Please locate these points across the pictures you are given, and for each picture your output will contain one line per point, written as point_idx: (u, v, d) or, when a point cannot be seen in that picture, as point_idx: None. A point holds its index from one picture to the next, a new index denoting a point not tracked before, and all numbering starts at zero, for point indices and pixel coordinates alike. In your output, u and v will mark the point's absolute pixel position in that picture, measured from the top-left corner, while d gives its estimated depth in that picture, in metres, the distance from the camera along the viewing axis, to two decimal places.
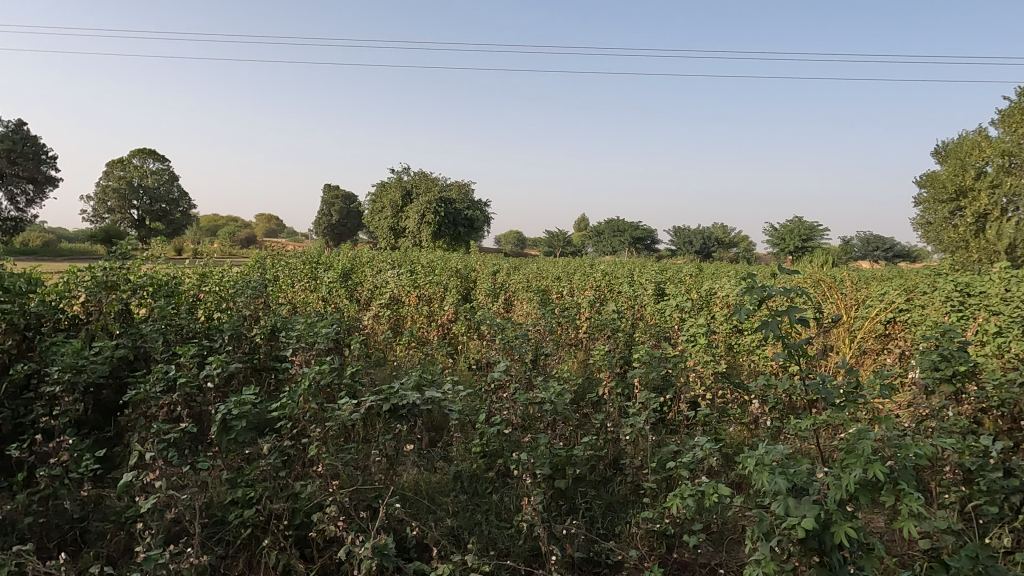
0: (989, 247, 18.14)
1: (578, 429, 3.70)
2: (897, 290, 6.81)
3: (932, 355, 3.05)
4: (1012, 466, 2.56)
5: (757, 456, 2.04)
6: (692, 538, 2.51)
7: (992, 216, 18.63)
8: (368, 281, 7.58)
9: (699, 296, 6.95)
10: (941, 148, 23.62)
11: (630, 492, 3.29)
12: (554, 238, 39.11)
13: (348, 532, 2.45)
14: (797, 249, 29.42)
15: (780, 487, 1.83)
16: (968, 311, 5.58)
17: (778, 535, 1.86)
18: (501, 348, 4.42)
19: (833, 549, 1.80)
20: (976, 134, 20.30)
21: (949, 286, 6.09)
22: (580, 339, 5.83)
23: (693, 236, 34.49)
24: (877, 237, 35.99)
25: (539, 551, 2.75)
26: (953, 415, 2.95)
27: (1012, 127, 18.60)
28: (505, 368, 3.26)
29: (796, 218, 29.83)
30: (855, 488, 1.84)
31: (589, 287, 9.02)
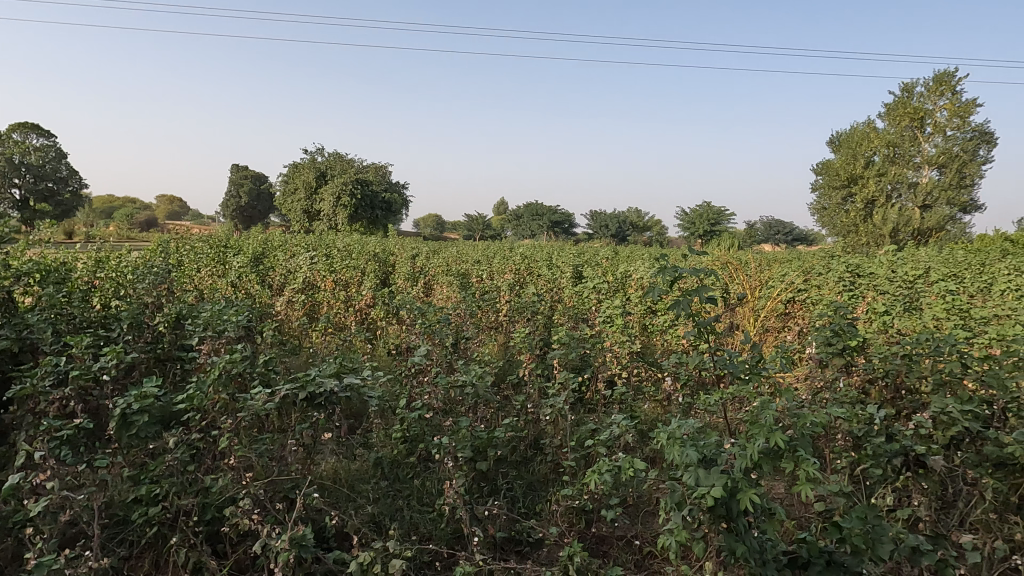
0: (876, 231, 20.02)
1: (499, 411, 3.72)
2: (795, 271, 7.25)
3: (826, 331, 3.29)
4: (893, 432, 2.78)
5: (669, 431, 2.14)
6: (609, 512, 2.60)
7: (879, 203, 20.44)
8: (281, 266, 7.32)
9: (615, 278, 7.12)
10: (835, 139, 25.56)
11: (550, 470, 3.34)
12: (473, 222, 39.12)
13: (263, 524, 2.38)
14: (706, 234, 30.71)
15: (691, 460, 1.92)
16: (857, 290, 5.99)
17: (689, 505, 1.96)
18: (421, 332, 4.37)
19: (739, 516, 1.91)
20: (866, 125, 21.98)
21: (840, 268, 6.53)
22: (500, 322, 5.86)
23: (608, 219, 35.30)
24: (778, 222, 38.32)
25: (461, 533, 2.78)
26: (844, 386, 3.18)
27: (897, 120, 20.73)
28: (425, 352, 3.25)
29: (705, 204, 31.27)
30: (759, 457, 1.95)
31: (508, 272, 9.08)
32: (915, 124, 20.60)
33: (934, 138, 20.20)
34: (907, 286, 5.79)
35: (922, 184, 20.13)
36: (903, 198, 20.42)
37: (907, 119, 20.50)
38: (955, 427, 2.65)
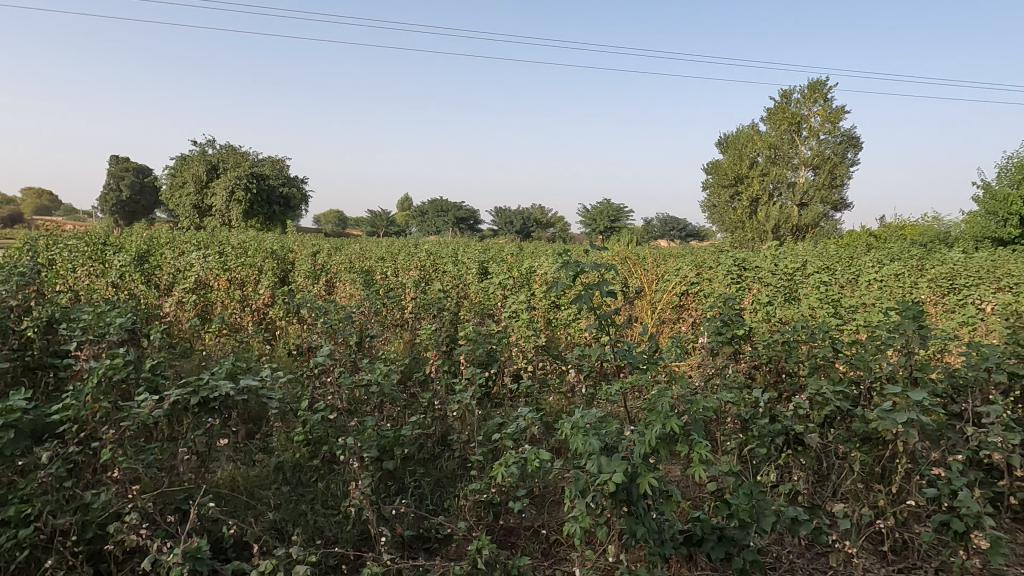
0: (760, 227, 21.39)
1: (406, 409, 3.68)
2: (689, 266, 7.62)
3: (716, 321, 3.49)
4: (776, 413, 3.00)
5: (573, 421, 2.20)
6: (517, 503, 2.64)
7: (762, 201, 21.91)
8: (169, 265, 6.87)
9: (520, 273, 7.21)
10: (723, 141, 27.14)
11: (458, 466, 3.35)
12: (377, 218, 38.36)
13: (153, 539, 2.24)
14: (607, 230, 31.74)
15: (594, 448, 2.00)
16: (744, 282, 6.39)
17: (593, 492, 2.03)
18: (324, 332, 4.24)
19: (639, 499, 2.01)
20: (750, 128, 23.49)
21: (729, 262, 6.95)
22: (406, 320, 5.79)
23: (513, 216, 35.66)
24: (673, 218, 40.20)
25: (368, 534, 2.74)
26: (733, 372, 3.39)
27: (778, 123, 22.30)
28: (328, 352, 3.16)
29: (605, 201, 32.26)
30: (656, 442, 2.05)
31: (413, 269, 8.98)
32: (793, 128, 22.27)
33: (809, 142, 21.92)
34: (786, 279, 6.25)
35: (800, 184, 21.80)
36: (784, 197, 21.96)
37: (786, 124, 22.17)
38: (828, 407, 2.90)
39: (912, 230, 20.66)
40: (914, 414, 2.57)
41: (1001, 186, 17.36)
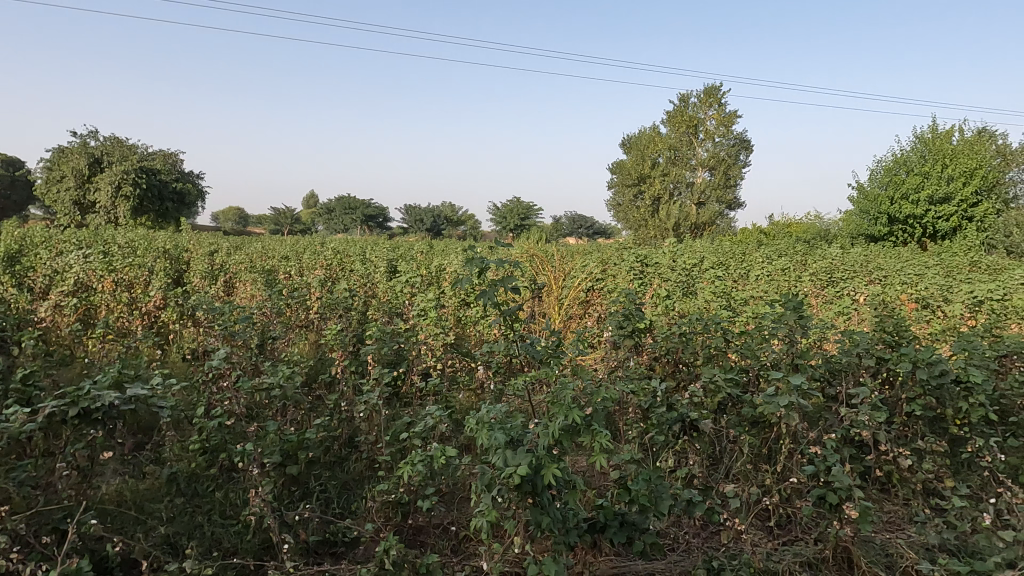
0: (662, 225, 22.32)
1: (311, 412, 3.57)
2: (594, 263, 7.85)
3: (618, 315, 3.62)
4: (672, 402, 3.15)
5: (479, 416, 2.22)
6: (426, 501, 2.64)
7: (664, 199, 22.85)
8: (45, 266, 6.31)
9: (429, 271, 7.16)
10: (627, 141, 28.06)
11: (366, 467, 3.29)
12: (280, 215, 36.89)
13: (27, 563, 2.07)
14: (517, 228, 32.08)
15: (499, 442, 2.03)
16: (646, 277, 6.66)
17: (499, 486, 2.06)
18: (221, 334, 4.03)
19: (544, 490, 2.06)
20: (652, 130, 24.44)
21: (632, 259, 7.21)
22: (311, 320, 5.61)
23: (423, 213, 35.32)
24: (581, 217, 41.22)
25: (271, 542, 2.65)
26: (634, 364, 3.53)
27: (677, 126, 23.32)
28: (224, 355, 3.02)
29: (514, 199, 32.54)
30: (560, 433, 2.11)
31: (319, 268, 8.72)
32: (690, 131, 23.35)
33: (705, 144, 23.08)
34: (684, 274, 6.56)
35: (697, 184, 23.03)
36: (683, 196, 23.18)
37: (684, 126, 23.19)
38: (720, 394, 3.08)
39: (797, 228, 22.24)
40: (795, 398, 2.78)
41: (872, 187, 19.01)
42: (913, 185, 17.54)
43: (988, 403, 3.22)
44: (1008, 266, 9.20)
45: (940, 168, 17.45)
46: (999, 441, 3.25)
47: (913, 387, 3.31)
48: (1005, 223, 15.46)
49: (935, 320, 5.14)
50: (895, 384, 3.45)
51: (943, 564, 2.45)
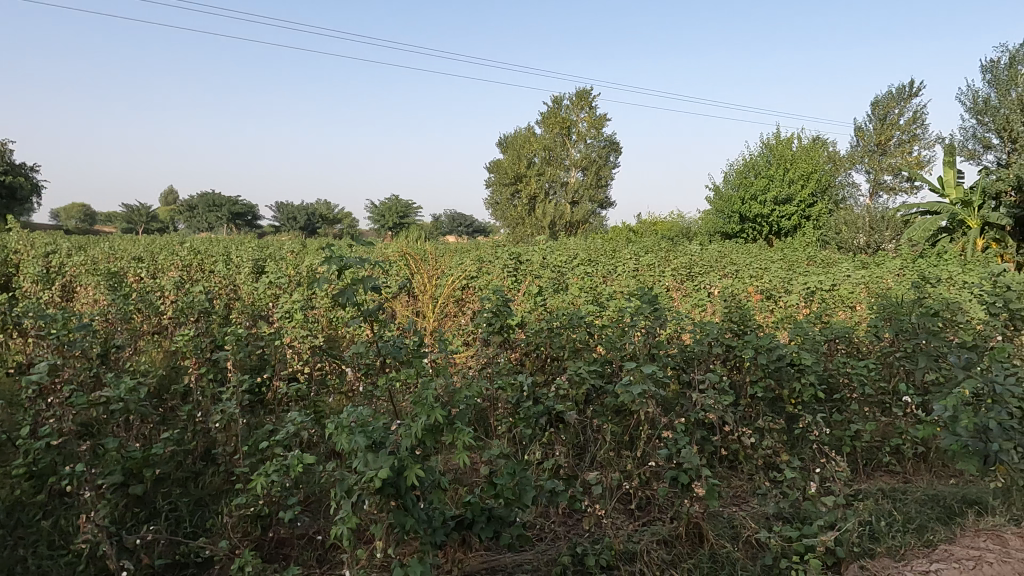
0: (538, 223, 22.85)
1: (160, 425, 3.29)
2: (470, 261, 7.88)
3: (486, 313, 3.64)
4: (538, 395, 3.22)
5: (339, 420, 2.15)
6: (286, 512, 2.52)
7: (539, 198, 23.40)
8: None
9: (298, 271, 6.85)
10: (503, 141, 28.47)
11: (224, 481, 3.09)
12: (134, 213, 33.83)
13: None
14: (396, 226, 31.58)
15: (359, 446, 1.98)
16: (519, 275, 6.78)
17: (358, 491, 2.01)
18: (52, 345, 3.61)
19: (406, 492, 2.03)
20: (527, 130, 24.96)
21: (505, 258, 7.31)
22: (164, 326, 5.18)
23: (295, 211, 33.83)
24: (461, 215, 41.28)
25: (109, 571, 2.42)
26: (503, 360, 3.56)
27: (551, 127, 23.98)
28: (51, 367, 2.71)
29: (393, 197, 31.94)
30: (422, 433, 2.09)
31: (176, 270, 8.08)
32: (563, 132, 24.11)
33: (578, 145, 23.95)
34: (555, 271, 6.75)
35: (571, 184, 23.83)
36: (558, 195, 23.89)
37: (558, 127, 23.91)
38: (584, 386, 3.18)
39: (662, 226, 23.62)
40: (650, 386, 2.93)
41: (725, 187, 20.53)
42: (760, 187, 19.20)
43: (816, 382, 3.59)
44: (837, 261, 10.31)
45: (782, 171, 19.27)
46: (826, 416, 3.64)
47: (755, 371, 3.61)
48: (836, 221, 17.33)
49: (776, 310, 5.65)
50: (742, 369, 3.74)
51: (779, 531, 2.69)
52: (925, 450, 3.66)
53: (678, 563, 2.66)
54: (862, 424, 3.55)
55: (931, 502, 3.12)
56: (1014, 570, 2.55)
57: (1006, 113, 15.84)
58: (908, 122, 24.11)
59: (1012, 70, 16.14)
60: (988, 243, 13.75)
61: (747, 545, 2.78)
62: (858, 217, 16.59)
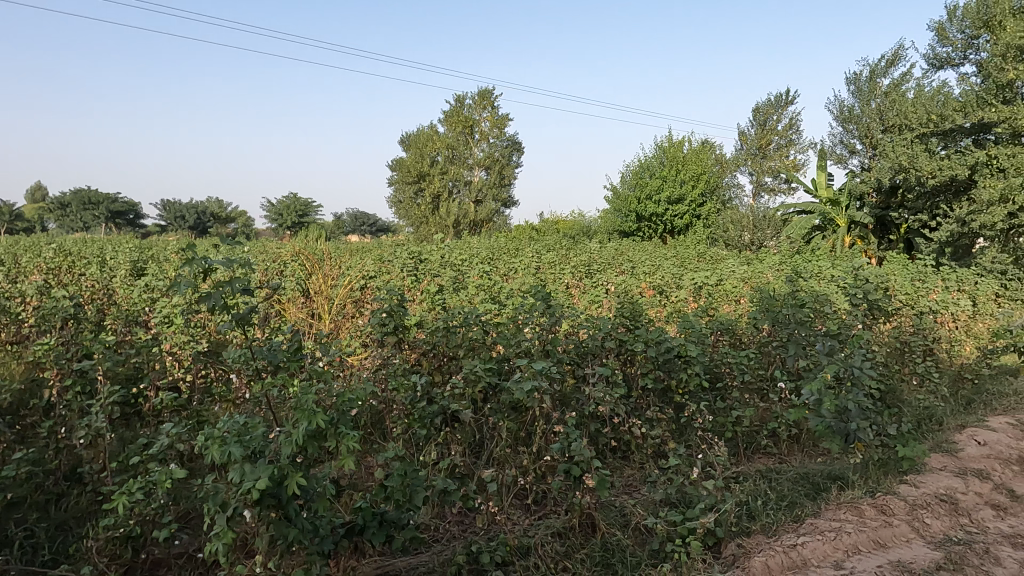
0: (443, 223, 22.69)
1: (15, 444, 2.99)
2: (368, 260, 7.73)
3: (380, 313, 3.61)
4: (433, 395, 3.19)
5: (212, 430, 2.03)
6: (160, 530, 2.36)
7: (443, 197, 23.26)
8: None
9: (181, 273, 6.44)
10: (406, 139, 28.10)
11: (91, 501, 2.85)
12: None
13: None
14: (294, 225, 30.38)
15: (235, 457, 1.88)
16: (418, 274, 6.72)
17: (235, 504, 1.91)
18: None
19: (287, 501, 1.95)
20: (430, 129, 24.73)
21: (404, 257, 7.23)
22: (24, 335, 4.71)
23: (182, 209, 31.77)
24: (364, 214, 40.35)
25: None
26: (398, 360, 3.52)
27: (454, 126, 23.91)
28: None
29: (291, 194, 30.66)
30: (304, 440, 2.01)
31: (41, 273, 7.38)
32: (466, 131, 24.13)
33: (481, 145, 24.04)
34: (455, 270, 6.73)
35: (474, 183, 23.87)
36: (461, 194, 23.86)
37: (461, 126, 23.89)
38: (479, 383, 3.17)
39: (564, 225, 24.13)
40: (540, 381, 2.97)
41: (621, 187, 21.24)
42: (655, 187, 20.04)
43: (701, 372, 3.79)
44: (723, 257, 10.95)
45: (675, 172, 20.20)
46: (710, 404, 3.84)
47: (645, 364, 3.76)
48: (723, 220, 18.40)
49: (666, 305, 5.92)
50: (634, 362, 3.86)
51: (664, 516, 2.80)
52: (798, 432, 3.94)
53: (571, 554, 2.72)
54: (742, 410, 3.78)
55: (801, 480, 3.37)
56: (868, 538, 2.84)
57: (867, 121, 17.39)
58: (785, 128, 25.97)
59: (872, 83, 17.73)
60: (853, 240, 15.06)
61: (636, 531, 2.88)
62: (743, 216, 17.67)
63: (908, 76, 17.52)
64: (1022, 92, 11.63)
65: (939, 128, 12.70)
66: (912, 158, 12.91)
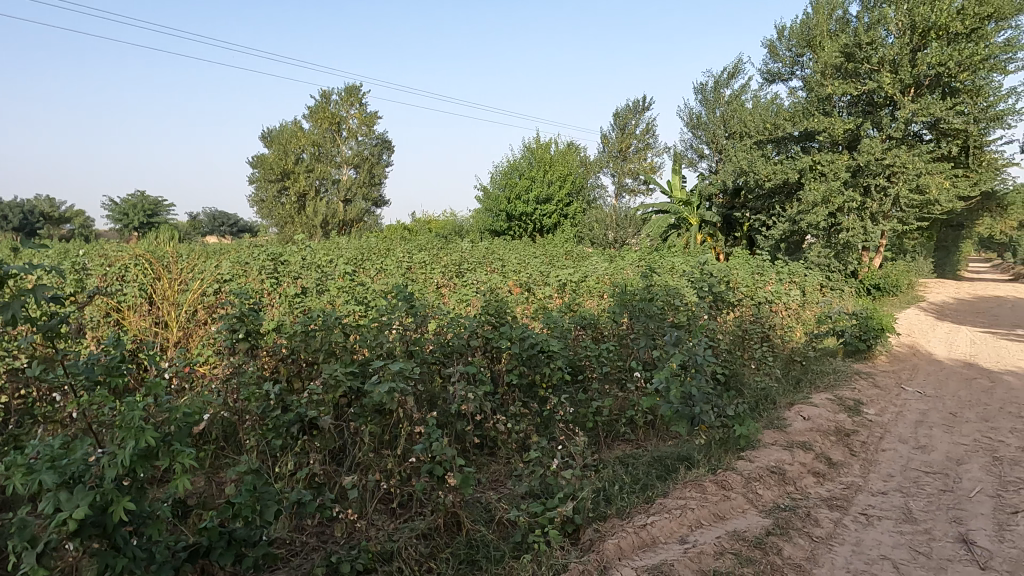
0: (310, 223, 21.77)
1: None
2: (224, 262, 7.27)
3: (230, 318, 3.33)
4: (287, 402, 3.08)
5: (18, 457, 1.80)
6: None
7: (310, 196, 22.31)
8: None
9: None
10: (268, 134, 26.83)
11: None
12: None
13: None
14: (142, 226, 27.83)
15: (46, 485, 1.68)
16: (279, 276, 6.41)
17: (48, 538, 1.71)
18: None
19: (113, 528, 1.78)
20: (294, 124, 23.66)
21: (264, 258, 6.87)
22: None
23: (3, 208, 28.04)
24: (223, 214, 37.82)
25: None
26: (251, 370, 3.30)
27: (319, 122, 23.11)
28: None
29: (138, 192, 28.07)
30: (132, 460, 1.84)
31: None
32: (333, 127, 23.14)
33: (349, 142, 23.40)
34: (319, 271, 6.50)
35: (343, 182, 23.19)
36: (329, 193, 23.07)
37: (326, 123, 22.91)
38: (339, 388, 3.05)
39: (437, 224, 24.04)
40: (399, 383, 2.91)
41: (491, 187, 21.52)
42: (524, 187, 20.51)
43: (563, 365, 3.91)
44: (587, 255, 11.43)
45: (543, 173, 20.78)
46: (571, 396, 3.98)
47: (510, 360, 3.81)
48: (588, 220, 19.22)
49: (532, 302, 6.08)
50: (500, 360, 3.90)
51: (526, 509, 2.87)
52: (652, 418, 4.19)
53: (436, 554, 2.71)
54: (601, 401, 3.96)
55: (654, 463, 3.59)
56: (709, 512, 3.09)
57: (713, 128, 18.89)
58: (643, 132, 27.56)
59: (716, 93, 19.26)
60: (705, 237, 16.20)
61: (500, 525, 2.93)
62: (607, 215, 18.56)
63: (747, 88, 19.22)
64: (838, 105, 13.13)
65: (773, 135, 14.05)
66: (750, 163, 14.19)
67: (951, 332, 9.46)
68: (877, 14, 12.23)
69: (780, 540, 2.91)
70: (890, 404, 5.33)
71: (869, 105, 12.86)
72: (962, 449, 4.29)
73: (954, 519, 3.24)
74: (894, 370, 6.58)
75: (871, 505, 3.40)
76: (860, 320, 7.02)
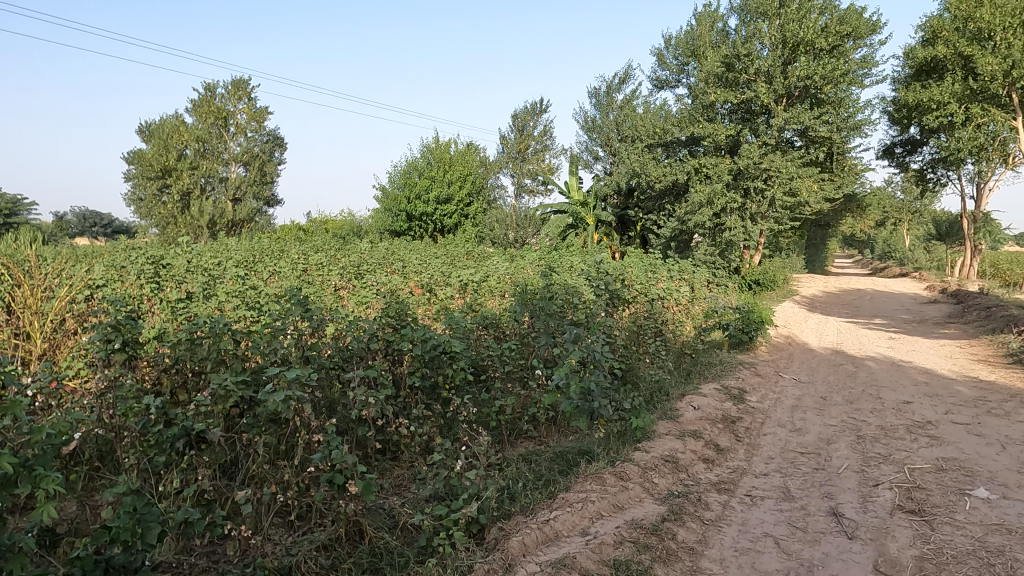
0: (195, 223, 20.48)
1: None
2: (96, 266, 6.70)
3: (102, 327, 3.05)
4: (171, 416, 2.85)
5: None
6: None
7: (195, 194, 20.95)
8: None
9: None
10: (145, 128, 25.06)
11: None
12: None
13: None
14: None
15: None
16: (160, 280, 5.98)
17: None
18: None
19: None
20: (175, 118, 22.20)
21: (142, 262, 6.40)
22: None
23: None
24: (94, 213, 34.81)
25: None
26: (128, 383, 3.05)
27: (202, 116, 21.92)
28: None
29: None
30: None
31: None
32: (219, 123, 22.43)
33: (237, 138, 22.31)
34: (206, 275, 6.13)
35: (231, 179, 22.15)
36: (216, 192, 21.86)
37: (212, 117, 22.08)
38: (229, 399, 2.88)
39: (334, 224, 23.35)
40: (295, 391, 2.78)
41: (390, 187, 21.20)
42: (424, 187, 20.33)
43: (466, 366, 3.90)
44: (487, 254, 11.51)
45: (443, 173, 20.72)
46: (474, 396, 3.98)
47: (411, 362, 3.75)
48: (489, 220, 19.36)
49: (433, 303, 6.03)
50: (402, 362, 3.83)
51: (430, 512, 2.85)
52: (553, 414, 4.27)
53: (337, 565, 2.63)
54: (504, 399, 3.99)
55: (557, 458, 3.67)
56: (608, 503, 3.20)
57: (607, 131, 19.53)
58: (541, 134, 28.10)
59: (609, 97, 19.98)
60: (601, 237, 16.71)
61: (404, 531, 2.90)
62: (507, 215, 18.78)
63: (637, 93, 20.06)
64: (720, 112, 13.92)
65: (662, 139, 14.76)
66: (642, 165, 14.81)
67: (820, 323, 10.33)
68: (752, 28, 13.10)
69: (674, 525, 3.06)
70: (770, 391, 5.75)
71: (747, 113, 13.81)
72: (831, 429, 4.69)
73: (825, 494, 3.54)
74: (773, 359, 7.09)
75: (755, 487, 3.65)
76: (742, 314, 7.53)
